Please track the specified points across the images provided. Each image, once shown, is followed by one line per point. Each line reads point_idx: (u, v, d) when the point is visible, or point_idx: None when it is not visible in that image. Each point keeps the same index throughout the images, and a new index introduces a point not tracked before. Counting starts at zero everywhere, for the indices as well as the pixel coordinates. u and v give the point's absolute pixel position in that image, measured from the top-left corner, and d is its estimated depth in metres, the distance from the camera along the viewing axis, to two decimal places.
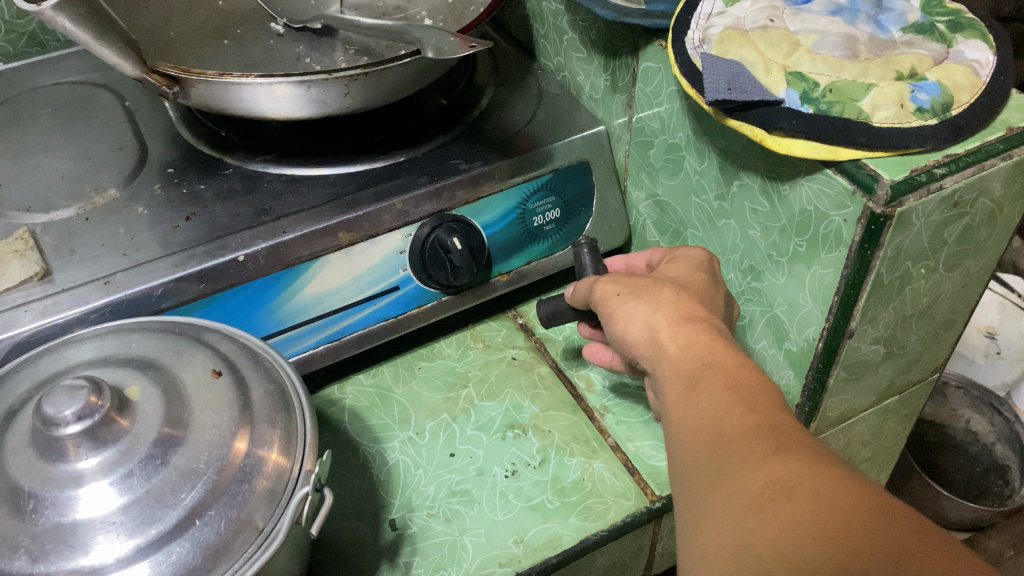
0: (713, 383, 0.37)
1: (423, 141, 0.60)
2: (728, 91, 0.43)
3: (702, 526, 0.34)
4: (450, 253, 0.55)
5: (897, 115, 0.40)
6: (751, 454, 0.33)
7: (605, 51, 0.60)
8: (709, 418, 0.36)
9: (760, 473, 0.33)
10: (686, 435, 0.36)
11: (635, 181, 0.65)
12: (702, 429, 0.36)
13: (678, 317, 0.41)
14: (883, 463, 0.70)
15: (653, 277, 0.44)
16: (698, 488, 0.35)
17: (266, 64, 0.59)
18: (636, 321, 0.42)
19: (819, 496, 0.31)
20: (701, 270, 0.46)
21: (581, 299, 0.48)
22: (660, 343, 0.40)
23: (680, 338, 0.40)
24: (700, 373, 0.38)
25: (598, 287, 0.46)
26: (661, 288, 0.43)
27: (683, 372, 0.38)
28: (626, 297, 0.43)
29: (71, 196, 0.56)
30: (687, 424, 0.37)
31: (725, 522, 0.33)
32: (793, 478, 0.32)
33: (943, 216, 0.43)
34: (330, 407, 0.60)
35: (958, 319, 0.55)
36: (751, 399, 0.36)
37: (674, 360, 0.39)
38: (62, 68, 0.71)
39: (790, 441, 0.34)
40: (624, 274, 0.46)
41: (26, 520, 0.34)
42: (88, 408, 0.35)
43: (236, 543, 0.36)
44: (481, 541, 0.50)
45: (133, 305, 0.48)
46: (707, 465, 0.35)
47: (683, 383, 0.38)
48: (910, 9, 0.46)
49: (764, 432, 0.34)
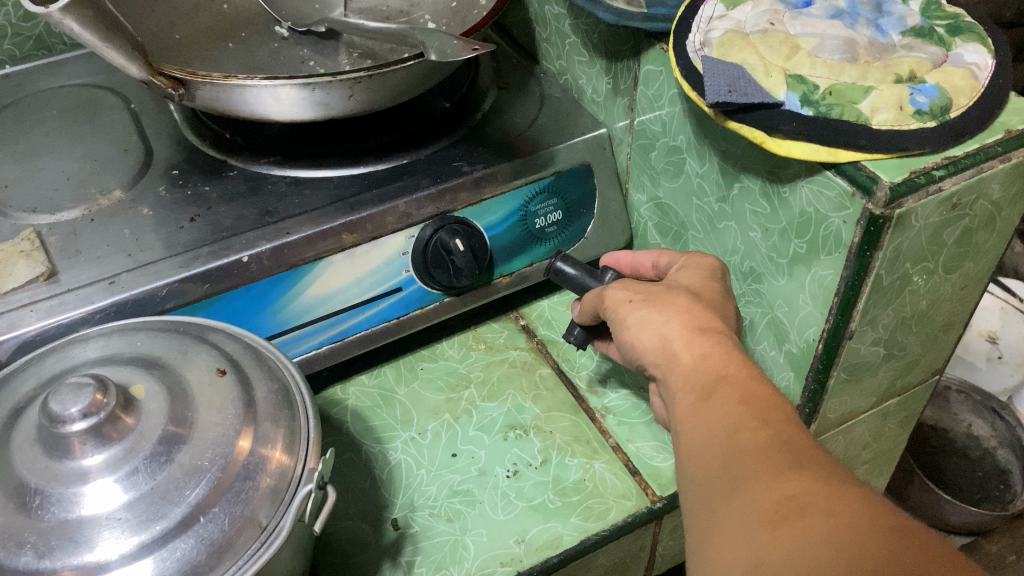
0: (727, 396, 0.38)
1: (426, 143, 0.60)
2: (729, 94, 0.43)
3: (713, 541, 0.34)
4: (450, 258, 0.56)
5: (896, 118, 0.41)
6: (765, 470, 0.34)
7: (607, 54, 0.60)
8: (722, 431, 0.36)
9: (774, 489, 0.33)
10: (698, 448, 0.37)
11: (637, 184, 0.65)
12: (715, 443, 0.36)
13: (691, 327, 0.41)
14: (884, 466, 0.70)
15: (666, 285, 0.45)
16: (710, 503, 0.35)
17: (270, 67, 0.59)
18: (647, 329, 0.42)
19: (834, 515, 0.31)
20: (712, 276, 0.46)
21: (591, 314, 0.49)
22: (674, 353, 0.41)
23: (694, 349, 0.40)
24: (715, 386, 0.38)
25: (609, 295, 0.46)
26: (675, 295, 0.43)
27: (697, 384, 0.39)
28: (638, 304, 0.44)
29: (77, 197, 0.56)
30: (699, 437, 0.37)
31: (738, 537, 0.33)
32: (806, 495, 0.32)
33: (941, 219, 0.43)
34: (332, 408, 0.60)
35: (957, 322, 0.55)
36: (766, 414, 0.36)
37: (688, 370, 0.40)
38: (68, 71, 0.72)
39: (804, 458, 0.34)
40: (635, 282, 0.46)
41: (32, 517, 0.34)
42: (94, 405, 0.35)
43: (239, 540, 0.36)
44: (482, 541, 0.50)
45: (137, 305, 0.49)
46: (720, 480, 0.35)
47: (696, 395, 0.39)
48: (909, 13, 0.47)
49: (778, 448, 0.35)
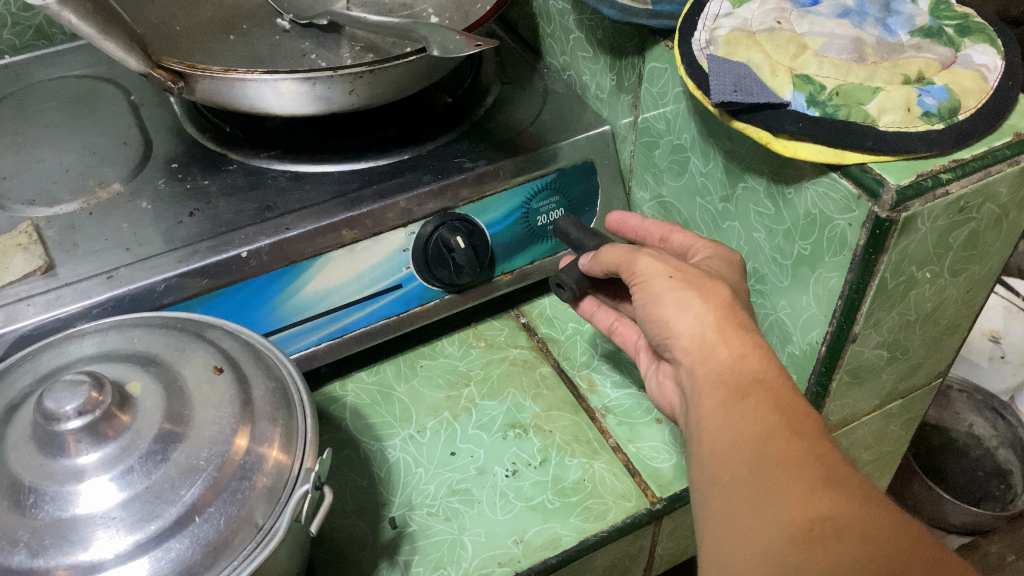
0: (759, 399, 0.39)
1: (428, 139, 0.60)
2: (734, 93, 0.43)
3: (738, 549, 0.35)
4: (463, 275, 0.57)
5: (903, 119, 0.40)
6: (799, 484, 0.35)
7: (611, 51, 0.60)
8: (754, 436, 0.37)
9: (807, 506, 0.34)
10: (726, 451, 0.38)
11: (640, 182, 0.64)
12: (745, 447, 0.37)
13: (731, 321, 0.42)
14: (886, 468, 0.70)
15: (704, 271, 0.44)
16: (735, 508, 0.36)
17: (271, 60, 0.57)
18: (689, 314, 0.42)
19: (868, 539, 0.32)
20: (736, 273, 0.46)
21: (607, 268, 0.48)
22: (711, 345, 0.41)
23: (732, 345, 0.41)
24: (749, 388, 0.39)
25: (644, 264, 0.45)
26: (715, 284, 0.43)
27: (730, 382, 0.40)
28: (679, 283, 0.43)
29: (75, 190, 0.56)
30: (728, 439, 0.38)
31: (768, 551, 0.33)
32: (841, 517, 0.33)
33: (948, 221, 0.43)
34: (331, 404, 0.60)
35: (961, 325, 0.55)
36: (799, 426, 0.37)
37: (723, 366, 0.41)
38: (68, 61, 0.71)
39: (838, 477, 0.35)
40: (668, 255, 0.45)
41: (27, 515, 0.34)
42: (89, 403, 0.35)
43: (234, 541, 0.36)
44: (480, 540, 0.50)
45: (136, 300, 0.49)
46: (749, 488, 0.36)
47: (727, 394, 0.40)
48: (918, 12, 0.46)
49: (811, 462, 0.36)
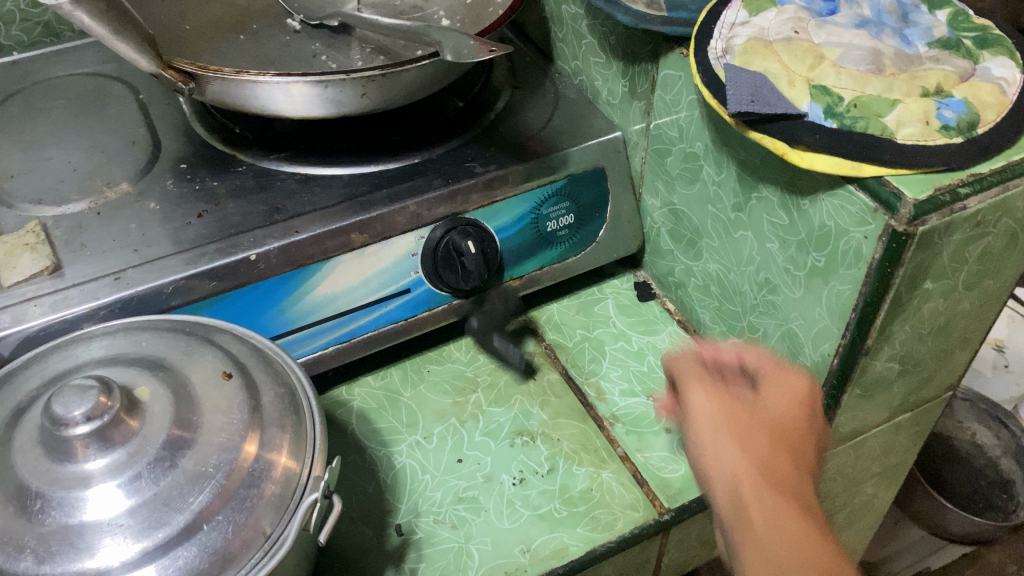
0: (792, 501, 0.39)
1: (438, 143, 0.59)
2: (751, 104, 0.42)
3: None
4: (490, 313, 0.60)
5: (921, 133, 0.40)
6: None
7: (624, 56, 0.59)
8: (773, 528, 0.37)
9: None
10: (746, 537, 0.38)
11: (651, 189, 0.64)
12: (766, 537, 0.37)
13: (760, 441, 0.41)
14: (893, 480, 0.69)
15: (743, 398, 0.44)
16: None
17: (281, 61, 0.57)
18: (702, 409, 0.43)
19: None
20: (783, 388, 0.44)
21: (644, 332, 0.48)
22: (727, 432, 0.41)
23: (751, 442, 0.41)
24: (772, 488, 0.39)
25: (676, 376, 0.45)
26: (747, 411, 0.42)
27: (754, 465, 0.40)
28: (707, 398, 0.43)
29: (83, 189, 0.55)
30: (750, 522, 0.38)
31: None
32: None
33: (965, 236, 0.43)
34: (338, 408, 0.59)
35: (973, 339, 0.54)
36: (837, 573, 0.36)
37: (743, 449, 0.41)
38: (76, 59, 0.71)
39: None
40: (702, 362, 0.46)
41: (33, 521, 0.34)
42: (98, 409, 0.35)
43: (242, 549, 0.36)
44: (487, 549, 0.50)
45: (143, 302, 0.48)
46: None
47: (751, 475, 0.39)
48: (936, 24, 0.45)
49: None
